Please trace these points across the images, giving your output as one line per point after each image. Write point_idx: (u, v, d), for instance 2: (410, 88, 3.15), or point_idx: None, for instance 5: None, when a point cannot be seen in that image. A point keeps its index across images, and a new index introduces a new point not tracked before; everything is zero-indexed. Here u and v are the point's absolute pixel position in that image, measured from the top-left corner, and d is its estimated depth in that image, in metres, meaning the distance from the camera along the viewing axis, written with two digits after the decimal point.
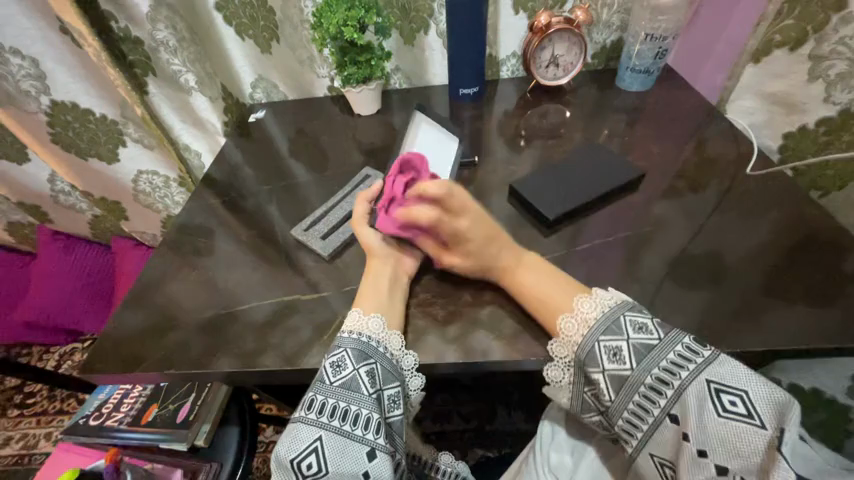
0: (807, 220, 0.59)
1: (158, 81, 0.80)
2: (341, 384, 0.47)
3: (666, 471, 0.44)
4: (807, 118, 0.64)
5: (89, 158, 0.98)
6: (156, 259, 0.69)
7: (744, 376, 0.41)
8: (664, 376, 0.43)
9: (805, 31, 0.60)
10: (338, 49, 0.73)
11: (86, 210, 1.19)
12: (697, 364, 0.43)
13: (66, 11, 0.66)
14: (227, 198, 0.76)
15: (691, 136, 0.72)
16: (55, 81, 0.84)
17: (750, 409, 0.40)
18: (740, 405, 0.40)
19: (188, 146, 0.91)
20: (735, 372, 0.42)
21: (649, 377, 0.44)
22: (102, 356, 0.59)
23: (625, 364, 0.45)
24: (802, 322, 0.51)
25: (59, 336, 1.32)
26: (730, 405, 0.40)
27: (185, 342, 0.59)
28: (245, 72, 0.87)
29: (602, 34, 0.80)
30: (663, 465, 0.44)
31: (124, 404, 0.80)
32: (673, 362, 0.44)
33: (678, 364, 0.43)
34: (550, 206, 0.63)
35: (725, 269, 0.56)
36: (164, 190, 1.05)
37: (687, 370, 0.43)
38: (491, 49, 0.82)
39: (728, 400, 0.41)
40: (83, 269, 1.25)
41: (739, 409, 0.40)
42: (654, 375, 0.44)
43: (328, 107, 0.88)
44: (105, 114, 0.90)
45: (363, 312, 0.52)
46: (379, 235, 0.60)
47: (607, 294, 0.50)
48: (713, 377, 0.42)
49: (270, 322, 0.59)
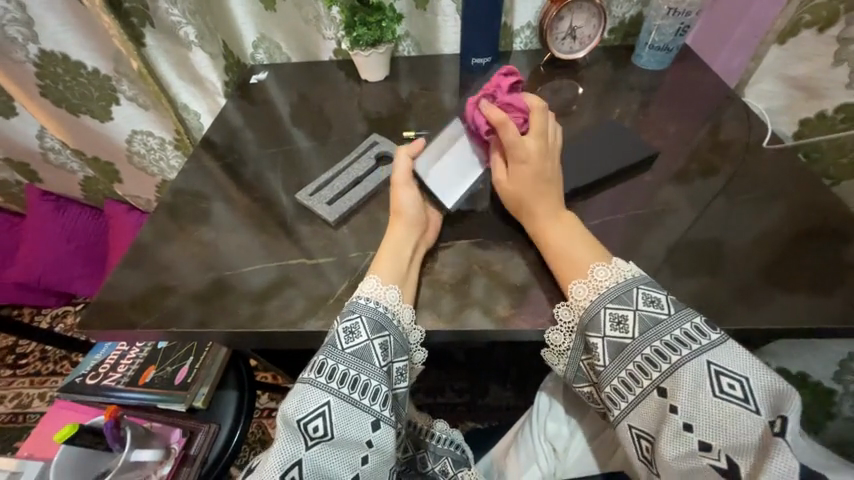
0: (815, 207, 0.59)
1: (156, 33, 0.76)
2: (352, 352, 0.47)
3: (642, 444, 0.44)
4: (827, 103, 0.64)
5: (81, 114, 0.94)
6: (154, 221, 0.67)
7: (746, 362, 0.41)
8: (663, 351, 0.43)
9: (837, 10, 0.58)
10: (347, 7, 0.70)
11: (78, 171, 1.15)
12: (701, 345, 0.42)
13: None
14: (227, 162, 0.73)
15: (706, 119, 0.70)
16: (42, 29, 0.79)
17: (747, 394, 0.39)
18: (737, 389, 0.40)
19: (187, 106, 0.89)
20: (738, 358, 0.41)
21: (648, 348, 0.44)
22: (100, 315, 0.59)
23: (628, 333, 0.45)
24: (803, 308, 0.51)
25: (50, 298, 1.30)
26: (727, 388, 0.40)
27: (185, 303, 0.58)
28: (247, 29, 0.83)
29: (622, 8, 0.77)
30: (640, 438, 0.44)
31: (121, 364, 0.80)
32: (677, 339, 0.43)
33: (681, 342, 0.43)
34: (562, 180, 0.62)
35: (730, 252, 0.57)
36: (159, 152, 1.02)
37: (688, 349, 0.42)
38: (507, 18, 0.78)
39: (727, 383, 0.40)
40: (74, 231, 1.22)
41: (736, 392, 0.40)
42: (653, 347, 0.44)
43: (334, 72, 0.84)
44: (98, 68, 0.86)
45: (381, 282, 0.51)
46: (413, 199, 0.57)
47: (626, 266, 0.49)
48: (714, 359, 0.41)
49: (270, 288, 0.59)
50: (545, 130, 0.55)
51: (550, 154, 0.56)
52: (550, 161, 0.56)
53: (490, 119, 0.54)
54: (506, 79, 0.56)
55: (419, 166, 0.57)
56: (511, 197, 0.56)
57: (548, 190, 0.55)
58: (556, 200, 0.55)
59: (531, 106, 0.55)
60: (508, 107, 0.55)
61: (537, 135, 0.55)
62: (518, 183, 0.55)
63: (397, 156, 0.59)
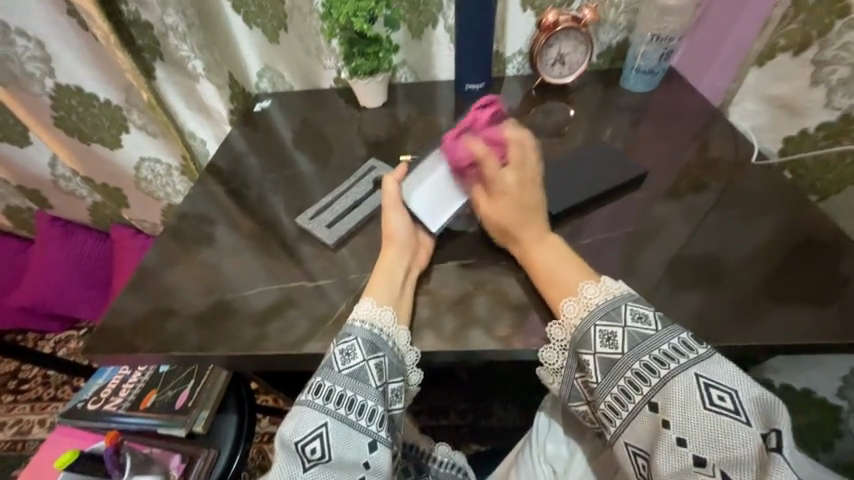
0: (806, 222, 0.60)
1: (165, 67, 0.81)
2: (348, 373, 0.48)
3: (640, 462, 0.44)
4: (808, 122, 0.66)
5: (93, 143, 0.98)
6: (160, 245, 0.69)
7: (734, 374, 0.42)
8: (653, 365, 0.43)
9: (809, 35, 0.61)
10: (346, 40, 0.73)
11: (87, 197, 1.18)
12: (689, 358, 0.43)
13: None
14: (231, 187, 0.76)
15: (694, 138, 0.72)
16: (59, 65, 0.84)
17: (737, 406, 0.40)
18: (728, 401, 0.40)
19: (194, 133, 0.92)
20: (727, 370, 0.42)
21: (638, 362, 0.44)
22: (105, 339, 0.59)
23: (618, 349, 0.45)
24: (800, 324, 0.52)
25: (54, 322, 1.31)
26: (718, 400, 0.40)
27: (187, 326, 0.59)
28: (252, 60, 0.86)
29: (609, 35, 0.80)
30: (637, 455, 0.44)
31: (123, 388, 0.81)
32: (666, 353, 0.44)
33: (669, 355, 0.43)
34: (554, 201, 0.64)
35: (723, 268, 0.57)
36: (165, 178, 1.05)
37: (677, 363, 0.43)
38: (499, 46, 0.82)
39: (717, 395, 0.41)
40: (81, 256, 1.24)
41: (727, 404, 0.40)
42: (643, 361, 0.44)
43: (334, 99, 0.88)
44: (110, 99, 0.90)
45: (375, 303, 0.52)
46: (405, 221, 0.58)
47: (615, 284, 0.49)
48: (704, 372, 0.41)
49: (272, 310, 0.60)
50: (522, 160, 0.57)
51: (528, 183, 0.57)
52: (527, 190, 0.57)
53: (470, 152, 0.55)
54: (483, 111, 0.57)
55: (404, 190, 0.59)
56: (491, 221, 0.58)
57: (527, 220, 0.56)
58: (533, 236, 0.56)
59: (508, 141, 0.57)
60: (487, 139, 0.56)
61: (515, 165, 0.56)
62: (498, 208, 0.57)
63: (384, 183, 0.60)
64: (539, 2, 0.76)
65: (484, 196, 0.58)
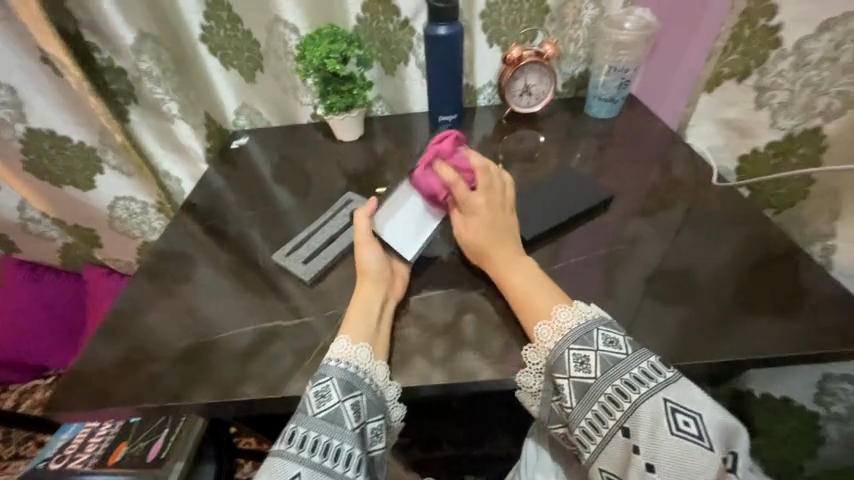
0: (767, 235, 0.63)
1: (139, 110, 0.82)
2: (323, 416, 0.46)
3: None
4: (758, 142, 0.70)
5: (64, 185, 0.96)
6: (132, 287, 0.66)
7: (699, 397, 0.43)
8: (625, 389, 0.44)
9: (749, 64, 0.67)
10: (321, 79, 0.76)
11: (57, 239, 1.14)
12: (657, 383, 0.43)
13: (49, 42, 0.68)
14: (208, 224, 0.75)
15: (657, 159, 0.76)
16: (31, 109, 0.83)
17: (701, 431, 0.41)
18: (691, 426, 0.41)
19: (169, 172, 0.92)
20: (693, 394, 0.43)
21: (610, 387, 0.44)
22: (70, 392, 0.56)
23: (591, 373, 0.46)
24: (773, 335, 0.53)
25: (16, 374, 1.23)
26: (683, 425, 0.41)
27: (160, 373, 0.57)
28: (228, 99, 0.87)
29: (571, 66, 0.85)
30: None
31: (89, 443, 0.76)
32: (636, 377, 0.44)
33: (639, 380, 0.44)
34: (527, 226, 0.65)
35: (696, 284, 0.59)
36: (141, 216, 1.03)
37: (646, 387, 0.43)
38: (469, 79, 0.86)
39: (682, 420, 0.42)
40: (50, 300, 1.19)
41: (691, 429, 0.41)
42: (615, 385, 0.44)
43: (312, 134, 0.89)
44: (83, 141, 0.89)
45: (351, 340, 0.51)
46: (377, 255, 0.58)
47: (586, 308, 0.50)
48: (671, 397, 0.42)
49: (250, 350, 0.58)
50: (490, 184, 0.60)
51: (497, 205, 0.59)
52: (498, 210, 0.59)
53: (444, 181, 0.59)
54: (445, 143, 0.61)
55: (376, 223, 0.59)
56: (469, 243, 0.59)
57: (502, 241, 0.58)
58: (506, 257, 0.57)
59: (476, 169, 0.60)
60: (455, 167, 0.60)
61: (484, 189, 0.59)
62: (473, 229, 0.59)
63: (356, 221, 0.60)
64: (503, 38, 0.80)
65: (461, 222, 0.60)
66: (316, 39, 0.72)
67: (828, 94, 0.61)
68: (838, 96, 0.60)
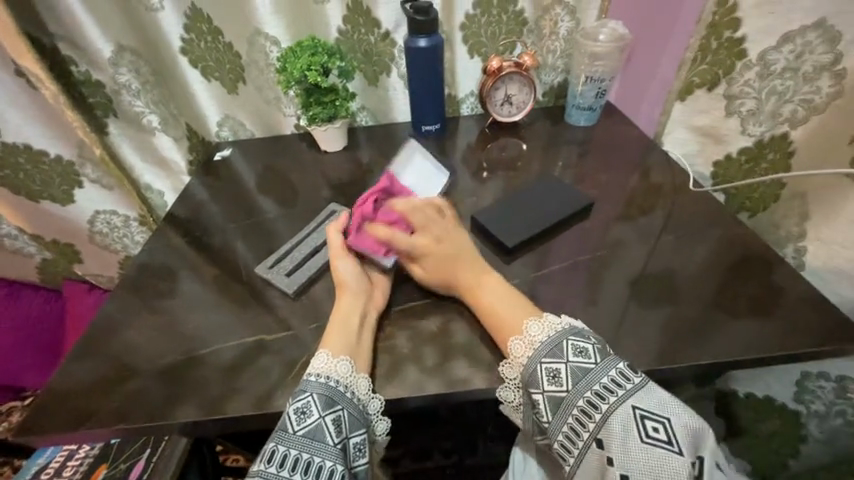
0: (743, 238, 0.65)
1: (119, 122, 0.81)
2: (304, 433, 0.46)
3: None
4: (731, 147, 0.72)
5: (41, 200, 0.94)
6: (112, 303, 0.65)
7: (666, 402, 0.44)
8: (595, 400, 0.44)
9: (717, 75, 0.69)
10: (302, 91, 0.76)
11: (35, 254, 1.11)
12: (626, 390, 0.44)
13: (23, 56, 0.66)
14: (191, 237, 0.74)
15: (636, 165, 0.78)
16: (6, 123, 0.81)
17: (670, 436, 0.42)
18: (661, 431, 0.42)
19: (150, 185, 0.90)
20: (659, 400, 0.44)
21: (582, 399, 0.45)
22: (46, 415, 0.54)
23: (563, 386, 0.46)
24: (751, 335, 0.54)
25: None
26: (652, 431, 0.42)
27: (141, 391, 0.55)
28: (211, 111, 0.86)
29: (549, 76, 0.87)
30: None
31: (66, 467, 0.78)
32: (605, 386, 0.45)
33: (608, 389, 0.45)
34: (509, 235, 0.66)
35: (676, 287, 0.60)
36: (123, 229, 1.01)
37: (615, 396, 0.44)
38: (451, 90, 0.87)
39: (651, 426, 0.42)
40: (27, 318, 1.15)
41: (661, 435, 0.42)
42: (586, 397, 0.45)
43: (296, 144, 0.89)
44: (61, 154, 0.87)
45: (331, 354, 0.51)
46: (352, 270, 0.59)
47: (556, 318, 0.51)
48: (639, 403, 0.43)
49: (235, 365, 0.57)
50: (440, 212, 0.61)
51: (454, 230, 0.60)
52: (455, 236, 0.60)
53: (395, 216, 0.60)
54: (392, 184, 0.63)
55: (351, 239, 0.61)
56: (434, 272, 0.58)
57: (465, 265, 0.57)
58: (473, 282, 0.56)
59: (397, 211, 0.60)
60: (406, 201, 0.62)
61: (419, 227, 0.59)
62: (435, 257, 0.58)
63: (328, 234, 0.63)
64: (484, 49, 0.82)
65: (416, 267, 0.60)
66: (297, 52, 0.72)
67: (792, 101, 0.63)
68: (802, 104, 0.62)
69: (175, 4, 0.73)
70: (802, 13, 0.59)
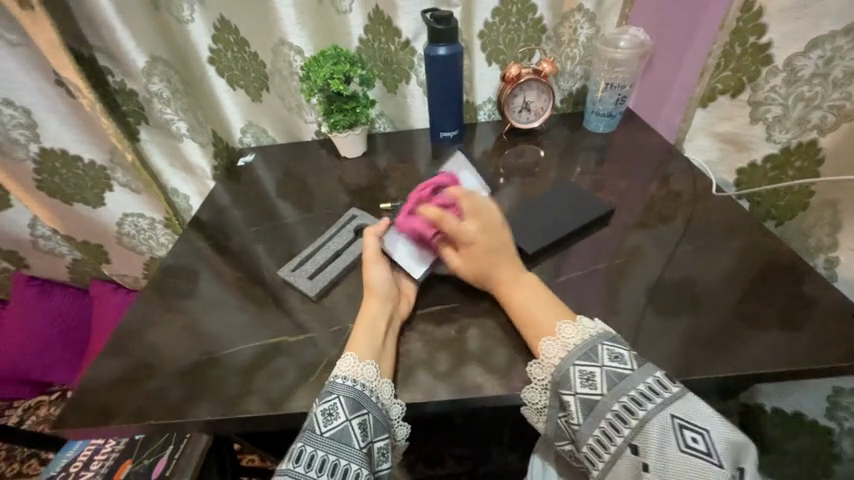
0: (768, 248, 0.63)
1: (149, 129, 0.84)
2: (331, 435, 0.47)
3: None
4: (755, 154, 0.71)
5: (74, 202, 0.99)
6: (139, 303, 0.68)
7: (707, 414, 0.42)
8: (631, 406, 0.44)
9: (741, 81, 0.68)
10: (324, 98, 0.78)
11: (66, 254, 1.16)
12: (664, 398, 0.43)
13: (64, 67, 0.70)
14: (215, 240, 0.76)
15: (656, 172, 0.77)
16: (45, 130, 0.86)
17: (709, 447, 0.41)
18: (700, 442, 0.41)
19: (177, 190, 0.94)
20: (699, 410, 0.42)
21: (617, 404, 0.45)
22: (75, 409, 0.56)
23: (597, 389, 0.46)
24: (780, 348, 0.53)
25: (25, 389, 1.22)
26: (691, 442, 0.41)
27: (163, 389, 0.57)
28: (235, 118, 0.90)
29: (568, 83, 0.87)
30: None
31: (94, 460, 0.83)
32: (642, 393, 0.44)
33: (646, 396, 0.44)
34: (529, 240, 0.66)
35: (701, 295, 0.59)
36: (148, 232, 1.05)
37: (653, 403, 0.43)
38: (468, 96, 0.88)
39: (690, 436, 0.41)
40: (57, 316, 1.19)
41: (700, 446, 0.41)
42: (622, 402, 0.44)
43: (315, 150, 0.91)
44: (94, 160, 0.92)
45: (358, 358, 0.52)
46: (384, 274, 0.59)
47: (590, 323, 0.51)
48: (678, 413, 0.42)
49: (254, 365, 0.58)
50: (477, 209, 0.60)
51: (491, 227, 0.60)
52: (493, 230, 0.60)
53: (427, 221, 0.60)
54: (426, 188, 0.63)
55: (386, 243, 0.63)
56: (469, 271, 0.59)
57: (500, 260, 0.58)
58: (507, 275, 0.57)
59: (454, 197, 0.60)
60: (440, 204, 0.61)
61: (472, 216, 0.60)
62: (470, 257, 0.59)
63: (365, 239, 0.63)
64: (502, 57, 0.82)
65: (458, 255, 0.60)
66: (320, 60, 0.74)
67: (821, 108, 0.61)
68: (832, 110, 0.60)
69: (205, 16, 0.76)
70: (829, 18, 0.57)
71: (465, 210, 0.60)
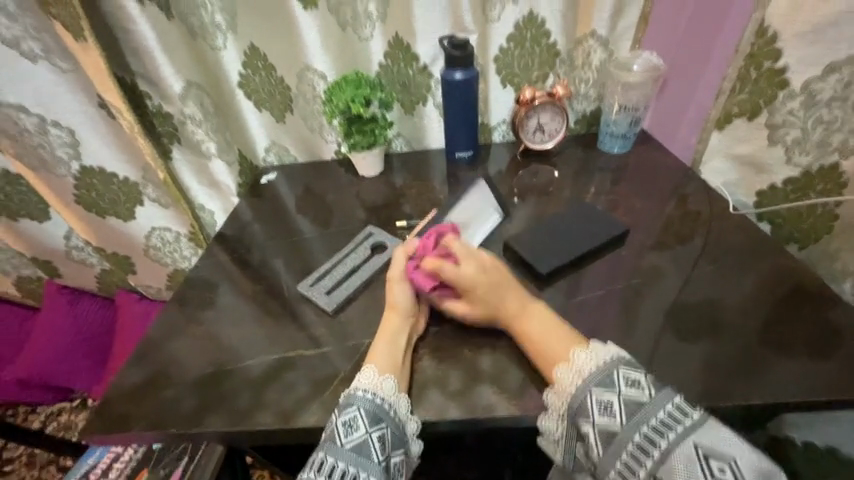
0: (793, 273, 0.62)
1: (182, 149, 0.90)
2: (352, 447, 0.47)
3: None
4: (775, 177, 0.70)
5: (107, 216, 1.04)
6: (163, 315, 0.70)
7: (730, 442, 0.41)
8: (653, 436, 0.43)
9: (758, 104, 0.68)
10: (345, 120, 0.81)
11: (96, 265, 1.22)
12: (685, 427, 0.42)
13: (109, 91, 0.76)
14: (236, 254, 0.79)
15: (673, 193, 0.77)
16: (86, 148, 0.92)
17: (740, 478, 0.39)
18: (729, 473, 0.39)
19: (203, 205, 0.99)
20: (722, 439, 0.41)
21: (637, 434, 0.43)
22: (99, 416, 0.58)
23: (615, 418, 0.45)
24: (806, 375, 0.51)
25: (48, 395, 1.26)
26: (719, 472, 0.39)
27: (182, 399, 0.59)
28: (260, 138, 0.94)
29: (582, 104, 0.89)
30: None
31: (112, 468, 0.86)
32: (662, 422, 0.43)
33: (666, 424, 0.43)
34: (543, 260, 0.66)
35: (721, 319, 0.58)
36: (174, 245, 1.10)
37: (674, 432, 0.42)
38: (484, 118, 0.90)
39: (717, 467, 0.40)
40: (83, 324, 1.24)
41: (729, 477, 0.39)
42: (642, 431, 0.43)
43: (335, 169, 0.95)
44: (128, 176, 0.97)
45: (378, 371, 0.52)
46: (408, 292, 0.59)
47: (604, 348, 0.49)
48: (701, 441, 0.41)
49: (269, 378, 0.60)
50: (473, 252, 0.59)
51: (493, 269, 0.58)
52: (494, 272, 0.58)
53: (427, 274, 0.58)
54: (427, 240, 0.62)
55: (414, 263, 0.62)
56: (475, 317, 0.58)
57: (504, 302, 0.56)
58: (516, 313, 0.56)
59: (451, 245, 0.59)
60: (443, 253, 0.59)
61: (470, 258, 0.58)
62: (475, 305, 0.57)
63: (394, 253, 0.62)
64: (516, 80, 0.85)
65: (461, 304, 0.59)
66: (343, 85, 0.78)
67: (842, 131, 0.62)
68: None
69: (237, 44, 0.81)
70: (846, 43, 0.58)
71: (459, 254, 0.58)
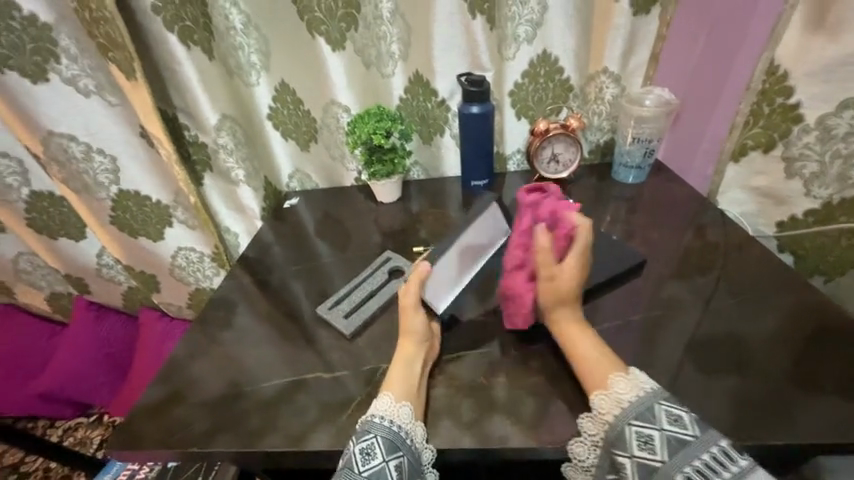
0: (819, 307, 0.60)
1: (213, 175, 0.95)
2: (368, 476, 0.47)
3: None
4: (795, 208, 0.71)
5: (139, 236, 1.10)
6: (186, 333, 0.72)
7: None
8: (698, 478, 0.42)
9: (772, 137, 0.69)
10: (366, 150, 0.85)
11: (124, 282, 1.27)
12: (731, 473, 0.42)
13: (152, 123, 0.83)
14: (258, 276, 0.82)
15: (689, 223, 0.77)
16: (125, 174, 0.99)
17: None
18: None
19: (229, 228, 1.03)
20: None
21: (681, 474, 0.43)
22: (121, 432, 0.60)
23: (657, 455, 0.44)
24: (837, 416, 0.49)
25: (67, 409, 1.29)
26: None
27: (201, 418, 0.60)
28: (285, 166, 0.99)
29: (595, 135, 0.91)
30: None
31: None
32: (707, 465, 0.43)
33: (712, 468, 0.42)
34: None
35: (745, 353, 0.56)
36: (197, 264, 1.14)
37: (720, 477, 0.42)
38: (499, 148, 0.93)
39: None
40: (106, 340, 1.29)
41: None
42: (686, 472, 0.43)
43: (354, 194, 0.98)
44: (160, 200, 1.03)
45: (394, 399, 0.53)
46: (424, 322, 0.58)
47: (644, 378, 0.49)
48: None
49: (285, 400, 0.60)
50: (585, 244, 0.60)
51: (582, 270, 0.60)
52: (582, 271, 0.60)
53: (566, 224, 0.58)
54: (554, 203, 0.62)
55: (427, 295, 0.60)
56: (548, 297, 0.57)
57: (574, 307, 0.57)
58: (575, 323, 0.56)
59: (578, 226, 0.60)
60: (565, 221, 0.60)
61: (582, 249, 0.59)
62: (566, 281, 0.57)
63: (406, 287, 0.59)
64: (531, 112, 0.88)
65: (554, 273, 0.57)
66: (365, 118, 0.83)
67: None
68: None
69: (268, 80, 0.88)
70: None
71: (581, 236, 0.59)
